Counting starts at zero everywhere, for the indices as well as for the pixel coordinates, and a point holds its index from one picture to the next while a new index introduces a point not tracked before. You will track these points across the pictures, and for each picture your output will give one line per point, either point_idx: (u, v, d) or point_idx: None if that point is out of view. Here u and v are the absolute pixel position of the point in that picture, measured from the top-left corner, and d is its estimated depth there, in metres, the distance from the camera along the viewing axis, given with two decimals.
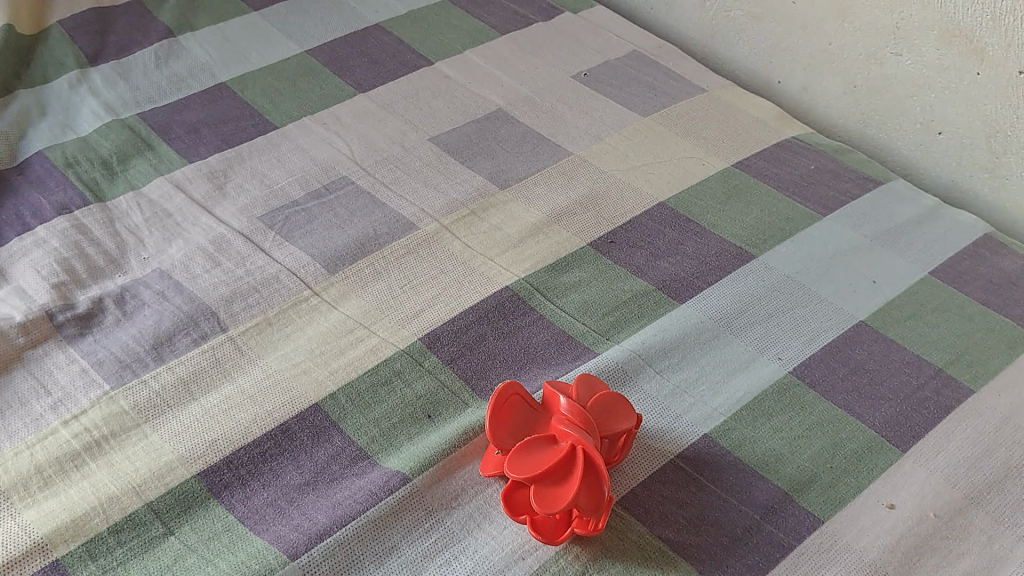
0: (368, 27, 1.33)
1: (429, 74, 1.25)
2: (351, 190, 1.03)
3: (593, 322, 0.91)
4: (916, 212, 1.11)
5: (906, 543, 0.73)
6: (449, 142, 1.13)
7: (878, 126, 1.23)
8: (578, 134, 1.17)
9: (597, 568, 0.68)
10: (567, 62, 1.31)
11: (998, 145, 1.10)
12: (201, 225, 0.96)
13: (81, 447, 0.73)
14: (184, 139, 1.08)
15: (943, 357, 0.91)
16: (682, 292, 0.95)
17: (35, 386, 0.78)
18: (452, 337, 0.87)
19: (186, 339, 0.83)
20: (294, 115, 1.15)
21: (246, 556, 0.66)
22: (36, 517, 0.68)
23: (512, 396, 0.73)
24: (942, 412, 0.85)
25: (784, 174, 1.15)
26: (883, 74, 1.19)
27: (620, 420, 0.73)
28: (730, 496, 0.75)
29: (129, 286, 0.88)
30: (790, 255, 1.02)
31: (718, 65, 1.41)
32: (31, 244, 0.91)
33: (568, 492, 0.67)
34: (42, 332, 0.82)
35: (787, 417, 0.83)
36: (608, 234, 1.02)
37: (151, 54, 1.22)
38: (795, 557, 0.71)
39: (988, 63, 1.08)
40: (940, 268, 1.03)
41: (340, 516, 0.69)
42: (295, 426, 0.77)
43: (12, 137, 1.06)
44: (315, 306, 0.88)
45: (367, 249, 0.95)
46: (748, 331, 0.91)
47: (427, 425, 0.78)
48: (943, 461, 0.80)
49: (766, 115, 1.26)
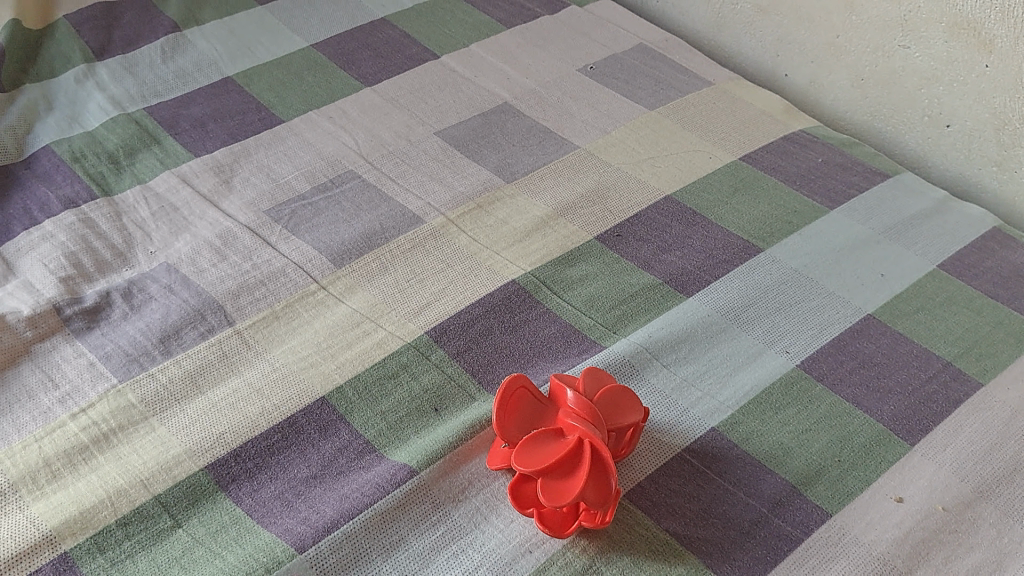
0: (374, 21, 1.33)
1: (435, 67, 1.25)
2: (357, 184, 1.03)
3: (600, 316, 0.90)
4: (924, 205, 1.10)
5: (915, 536, 0.73)
6: (455, 136, 1.13)
7: (886, 120, 1.22)
8: (584, 127, 1.17)
9: (604, 561, 0.68)
10: (573, 56, 1.31)
11: (1007, 138, 1.10)
12: (208, 219, 0.96)
13: (88, 440, 0.73)
14: (190, 133, 1.08)
15: (951, 351, 0.91)
16: (688, 286, 0.95)
17: (43, 379, 0.78)
18: (459, 331, 0.87)
19: (193, 333, 0.83)
20: (300, 109, 1.15)
21: (254, 549, 0.66)
22: (45, 509, 0.68)
23: (519, 389, 0.73)
24: (951, 405, 0.85)
25: (791, 167, 1.15)
26: (891, 67, 1.18)
27: (627, 413, 0.73)
28: (738, 490, 0.74)
29: (137, 280, 0.88)
30: (797, 249, 1.01)
31: (725, 58, 1.41)
32: (38, 238, 0.92)
33: (575, 486, 0.66)
34: (50, 326, 0.82)
35: (795, 410, 0.82)
36: (615, 227, 1.02)
37: (157, 48, 1.22)
38: (803, 550, 0.70)
39: (997, 55, 1.07)
40: (948, 261, 1.03)
41: (347, 509, 0.69)
42: (301, 420, 0.77)
43: (19, 132, 1.07)
44: (322, 300, 0.88)
45: (374, 243, 0.95)
46: (756, 325, 0.91)
47: (433, 418, 0.78)
48: (951, 455, 0.80)
49: (773, 109, 1.25)
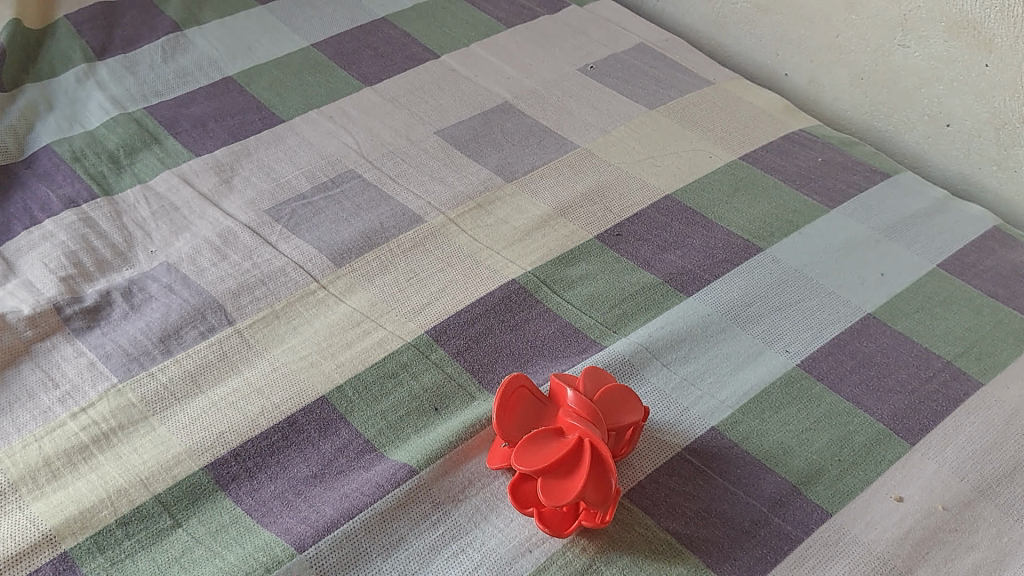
0: (374, 21, 1.33)
1: (436, 67, 1.25)
2: (357, 183, 1.03)
3: (600, 315, 0.90)
4: (924, 205, 1.10)
5: (915, 536, 0.73)
6: (455, 135, 1.13)
7: (886, 119, 1.22)
8: (584, 126, 1.17)
9: (604, 561, 0.68)
10: (573, 56, 1.31)
11: (1006, 137, 1.10)
12: (209, 218, 0.96)
13: (89, 439, 0.73)
14: (191, 132, 1.09)
15: (951, 350, 0.91)
16: (688, 285, 0.95)
17: (43, 378, 0.78)
18: (459, 330, 0.87)
19: (193, 332, 0.83)
20: (300, 109, 1.15)
21: (254, 548, 0.66)
22: (45, 508, 0.68)
23: (518, 389, 0.73)
24: (951, 405, 0.85)
25: (792, 166, 1.15)
26: (890, 66, 1.18)
27: (627, 413, 0.73)
28: (738, 489, 0.74)
29: (137, 280, 0.88)
30: (797, 248, 1.01)
31: (725, 58, 1.41)
32: (39, 237, 0.92)
33: (575, 485, 0.66)
34: (50, 325, 0.82)
35: (795, 410, 0.82)
36: (615, 227, 1.02)
37: (158, 48, 1.22)
38: (803, 550, 0.70)
39: (996, 54, 1.07)
40: (948, 261, 1.02)
41: (347, 508, 0.69)
42: (301, 419, 0.77)
43: (20, 131, 1.07)
44: (322, 299, 0.88)
45: (374, 242, 0.95)
46: (756, 324, 0.91)
47: (433, 418, 0.78)
48: (952, 454, 0.80)
49: (773, 108, 1.25)
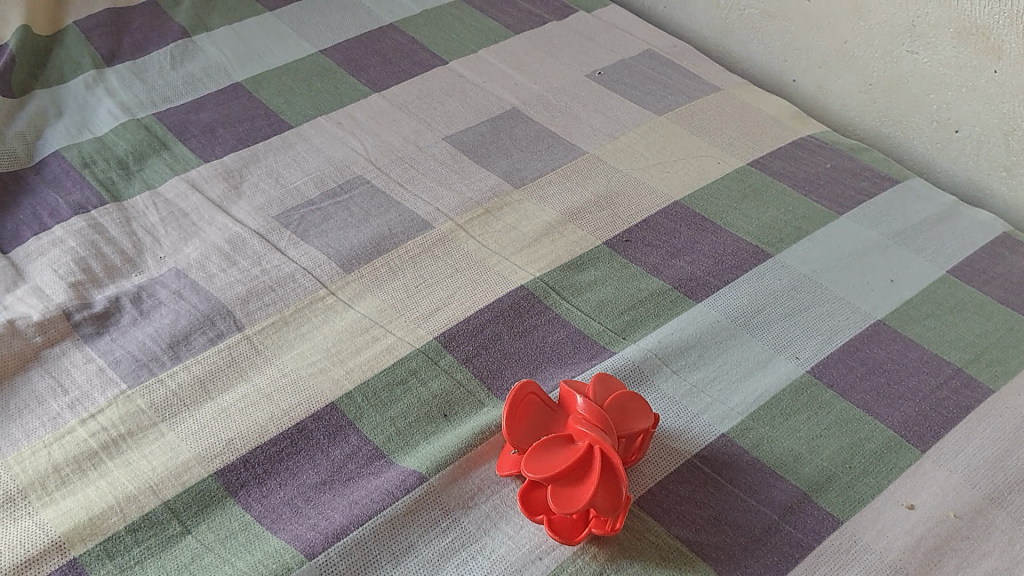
0: (382, 26, 1.33)
1: (444, 73, 1.25)
2: (365, 190, 1.03)
3: (609, 321, 0.90)
4: (933, 210, 1.10)
5: (928, 544, 0.72)
6: (463, 142, 1.13)
7: (894, 124, 1.22)
8: (593, 132, 1.17)
9: (614, 567, 0.68)
10: (581, 61, 1.31)
11: (1016, 143, 1.09)
12: (217, 224, 0.96)
13: (98, 446, 0.73)
14: (199, 139, 1.09)
15: (961, 357, 0.90)
16: (698, 292, 0.95)
17: (53, 385, 0.78)
18: (468, 336, 0.87)
19: (202, 339, 0.83)
20: (309, 114, 1.15)
21: (263, 554, 0.66)
22: (55, 516, 0.68)
23: (529, 396, 0.72)
24: (962, 412, 0.84)
25: (800, 172, 1.14)
26: (899, 73, 1.18)
27: (638, 419, 0.73)
28: (748, 497, 0.74)
29: (146, 286, 0.88)
30: (806, 254, 1.01)
31: (731, 64, 1.41)
32: (49, 243, 0.92)
33: (585, 493, 0.66)
34: (60, 332, 0.82)
35: (805, 416, 0.82)
36: (624, 233, 1.02)
37: (167, 54, 1.22)
38: (814, 557, 0.70)
39: (1005, 61, 1.07)
40: (958, 268, 1.02)
41: (357, 516, 0.69)
42: (311, 425, 0.77)
43: (29, 137, 1.07)
44: (331, 306, 0.88)
45: (383, 248, 0.95)
46: (766, 330, 0.90)
47: (442, 425, 0.78)
48: (963, 461, 0.79)
49: (781, 114, 1.25)
